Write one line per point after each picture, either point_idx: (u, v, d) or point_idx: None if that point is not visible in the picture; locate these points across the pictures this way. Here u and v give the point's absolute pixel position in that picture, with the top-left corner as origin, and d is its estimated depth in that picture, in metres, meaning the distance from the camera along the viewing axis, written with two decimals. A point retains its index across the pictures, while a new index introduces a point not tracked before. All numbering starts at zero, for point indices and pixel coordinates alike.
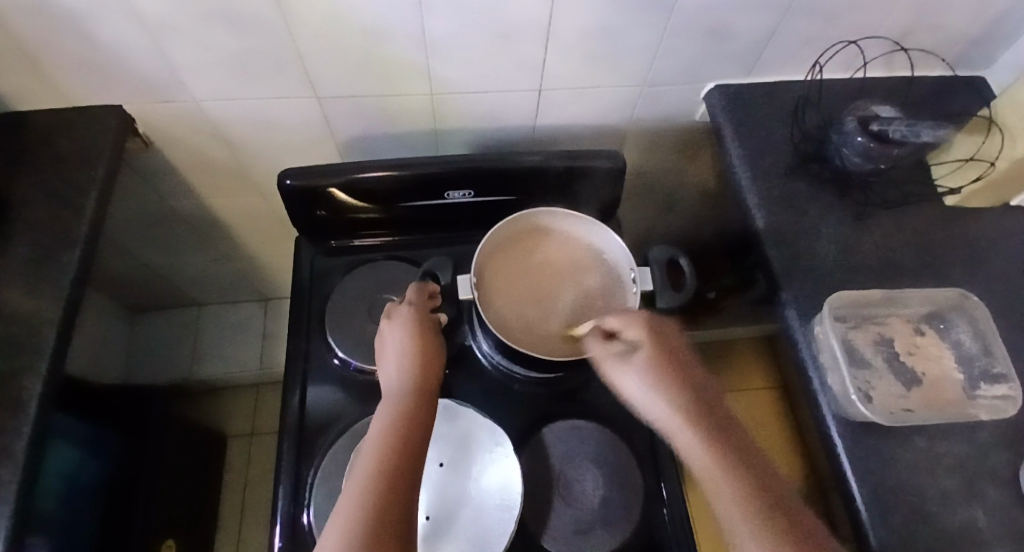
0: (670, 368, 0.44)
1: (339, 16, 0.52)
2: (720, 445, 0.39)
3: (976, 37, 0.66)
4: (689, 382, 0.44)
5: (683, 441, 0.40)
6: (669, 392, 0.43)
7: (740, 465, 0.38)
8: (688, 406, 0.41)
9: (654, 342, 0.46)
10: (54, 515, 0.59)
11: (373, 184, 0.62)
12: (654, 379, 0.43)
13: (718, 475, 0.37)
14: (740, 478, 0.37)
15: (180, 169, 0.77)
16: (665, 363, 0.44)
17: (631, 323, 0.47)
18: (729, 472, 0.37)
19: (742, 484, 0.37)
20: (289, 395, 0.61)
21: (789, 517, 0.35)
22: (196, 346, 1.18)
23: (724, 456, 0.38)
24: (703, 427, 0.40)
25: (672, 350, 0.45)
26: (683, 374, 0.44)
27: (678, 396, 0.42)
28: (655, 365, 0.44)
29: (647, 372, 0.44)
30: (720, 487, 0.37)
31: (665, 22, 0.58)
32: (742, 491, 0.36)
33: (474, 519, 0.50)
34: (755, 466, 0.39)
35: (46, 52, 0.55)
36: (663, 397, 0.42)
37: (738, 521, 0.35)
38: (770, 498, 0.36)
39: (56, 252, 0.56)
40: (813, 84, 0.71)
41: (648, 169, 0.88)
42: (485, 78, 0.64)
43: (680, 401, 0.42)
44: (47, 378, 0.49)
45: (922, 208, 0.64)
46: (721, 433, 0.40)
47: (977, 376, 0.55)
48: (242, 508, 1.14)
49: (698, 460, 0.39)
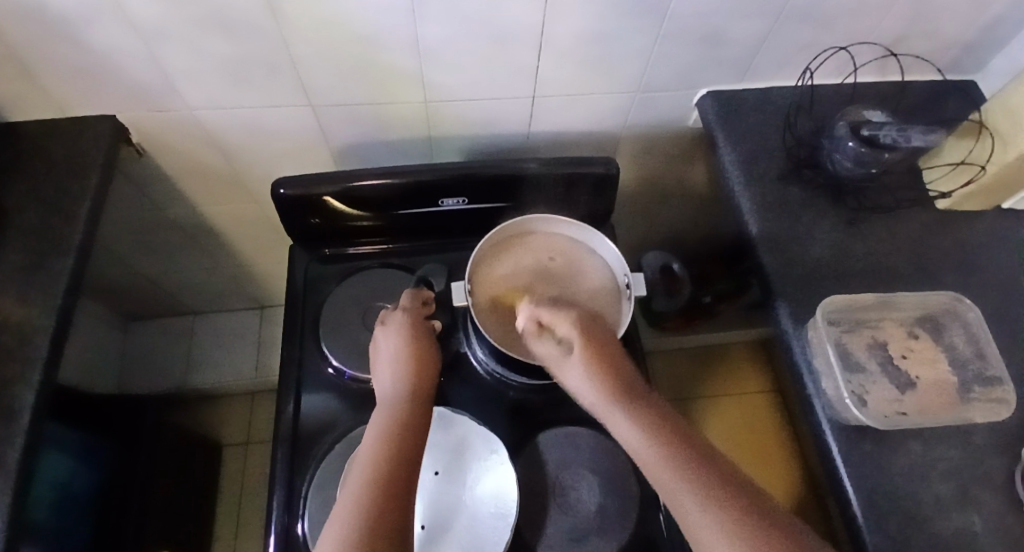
0: (600, 357, 0.43)
1: (333, 24, 0.53)
2: (654, 428, 0.37)
3: (965, 43, 0.67)
4: (620, 370, 0.42)
5: (620, 431, 0.39)
6: (601, 384, 0.41)
7: (677, 444, 0.36)
8: (617, 395, 0.40)
9: (580, 335, 0.45)
10: (47, 525, 0.58)
11: (367, 192, 0.62)
12: (586, 372, 0.42)
13: (655, 457, 0.35)
14: (676, 455, 0.35)
15: (175, 176, 0.76)
16: (595, 353, 0.43)
17: (558, 320, 0.46)
18: (667, 451, 0.35)
19: (678, 462, 0.34)
20: (283, 404, 0.60)
21: (737, 491, 0.33)
22: (191, 354, 1.18)
23: (659, 437, 0.36)
24: (635, 414, 0.39)
25: (600, 341, 0.44)
26: (614, 363, 0.43)
27: (607, 387, 0.41)
28: (585, 357, 0.43)
29: (579, 366, 0.43)
30: (658, 471, 0.35)
31: (658, 28, 0.58)
32: (680, 468, 0.34)
33: (469, 527, 0.50)
34: (696, 445, 0.36)
35: (39, 60, 0.55)
36: (594, 390, 0.41)
37: (685, 502, 0.32)
38: (712, 473, 0.34)
39: (49, 262, 0.56)
40: (805, 90, 0.72)
41: (642, 174, 0.88)
42: (479, 85, 0.64)
43: (612, 390, 0.40)
44: (39, 387, 0.49)
45: (914, 212, 0.64)
46: (654, 416, 0.38)
47: (971, 379, 0.55)
48: (237, 517, 1.13)
49: (637, 447, 0.37)
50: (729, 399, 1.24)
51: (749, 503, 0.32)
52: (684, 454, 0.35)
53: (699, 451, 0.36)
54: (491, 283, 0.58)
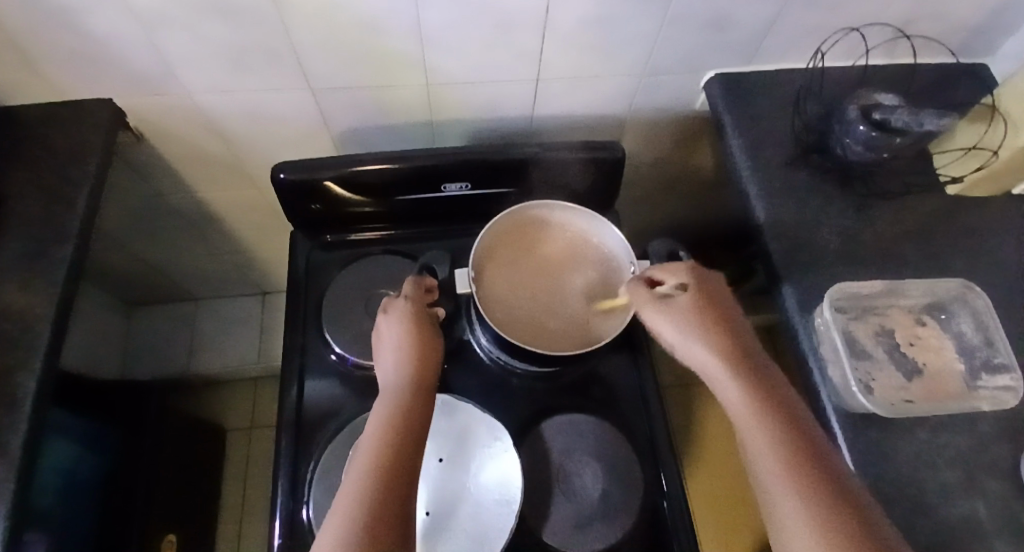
0: (710, 314, 0.44)
1: (332, 7, 0.51)
2: (759, 388, 0.39)
3: (980, 24, 0.65)
4: (731, 329, 0.43)
5: (719, 381, 0.40)
6: (708, 336, 0.43)
7: (776, 407, 0.37)
8: (725, 350, 0.41)
9: (697, 290, 0.46)
10: (52, 511, 0.59)
11: (368, 178, 0.61)
12: (687, 319, 0.44)
13: (751, 413, 0.37)
14: (773, 418, 0.36)
15: (173, 162, 0.76)
16: (708, 310, 0.44)
17: (673, 272, 0.48)
18: (761, 405, 0.37)
19: (775, 422, 0.36)
20: (287, 390, 0.60)
21: (821, 457, 0.34)
22: (193, 341, 1.18)
23: (761, 397, 0.38)
24: (741, 368, 0.40)
25: (716, 299, 0.45)
26: (721, 317, 0.44)
27: (716, 339, 0.42)
28: (696, 310, 0.44)
29: (685, 315, 0.44)
30: (751, 426, 0.37)
31: (665, 10, 0.57)
32: (774, 430, 0.36)
33: (474, 514, 0.50)
34: (794, 411, 0.38)
35: (32, 44, 0.54)
36: (698, 338, 0.43)
37: (769, 459, 0.34)
38: (802, 438, 0.36)
39: (47, 250, 0.55)
40: (815, 73, 0.70)
41: (647, 160, 0.87)
42: (482, 69, 0.63)
43: (719, 343, 0.42)
44: (41, 375, 0.49)
45: (923, 198, 0.63)
46: (759, 376, 0.40)
47: (978, 367, 0.54)
48: (243, 502, 1.14)
49: (734, 400, 0.39)
50: None
51: (831, 473, 0.34)
52: (780, 420, 0.36)
53: (794, 418, 0.37)
54: (513, 240, 0.59)
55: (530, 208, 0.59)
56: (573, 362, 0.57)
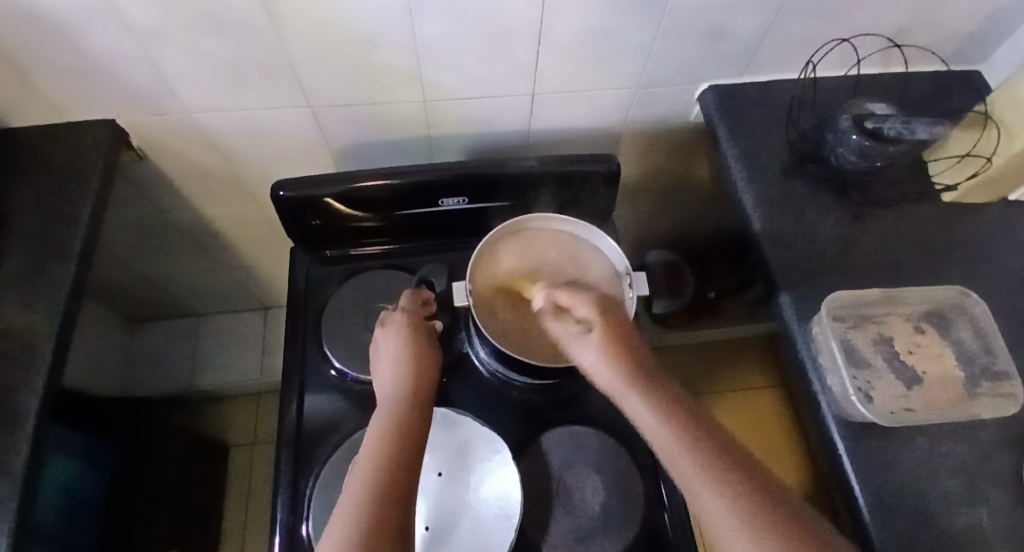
0: (618, 341, 0.46)
1: (329, 24, 0.52)
2: (668, 408, 0.40)
3: (970, 33, 0.66)
4: (636, 354, 0.45)
5: (634, 409, 0.42)
6: (618, 366, 0.44)
7: (688, 423, 0.39)
8: (636, 379, 0.43)
9: (602, 319, 0.47)
10: (54, 529, 0.59)
11: (366, 194, 0.62)
12: (598, 350, 0.45)
13: (668, 435, 0.38)
14: (686, 433, 0.38)
15: (175, 179, 0.76)
16: (615, 337, 0.46)
17: (579, 301, 0.49)
18: (672, 422, 0.39)
19: (691, 439, 0.38)
20: (286, 405, 0.60)
21: (736, 465, 0.36)
22: (196, 355, 1.18)
23: (673, 416, 0.40)
24: (651, 393, 0.42)
25: (618, 326, 0.47)
26: (625, 342, 0.46)
27: (625, 368, 0.44)
28: (606, 340, 0.45)
29: (597, 347, 0.45)
30: (670, 447, 0.38)
31: (659, 22, 0.58)
32: (689, 445, 0.37)
33: (474, 528, 0.50)
34: (706, 422, 0.40)
35: (37, 64, 0.55)
36: (613, 370, 0.44)
37: (694, 478, 0.36)
38: (719, 449, 0.37)
39: (50, 268, 0.56)
40: (808, 83, 0.71)
41: (644, 171, 0.88)
42: (478, 84, 0.64)
43: (627, 372, 0.43)
44: (42, 393, 0.49)
45: (919, 206, 0.64)
46: (667, 396, 0.42)
47: (978, 374, 0.54)
48: (245, 518, 1.14)
49: (649, 424, 0.40)
50: (733, 395, 1.24)
51: (751, 478, 0.35)
52: (692, 432, 0.38)
53: (708, 429, 0.39)
54: (511, 246, 0.60)
55: (530, 225, 0.60)
56: (571, 375, 0.57)
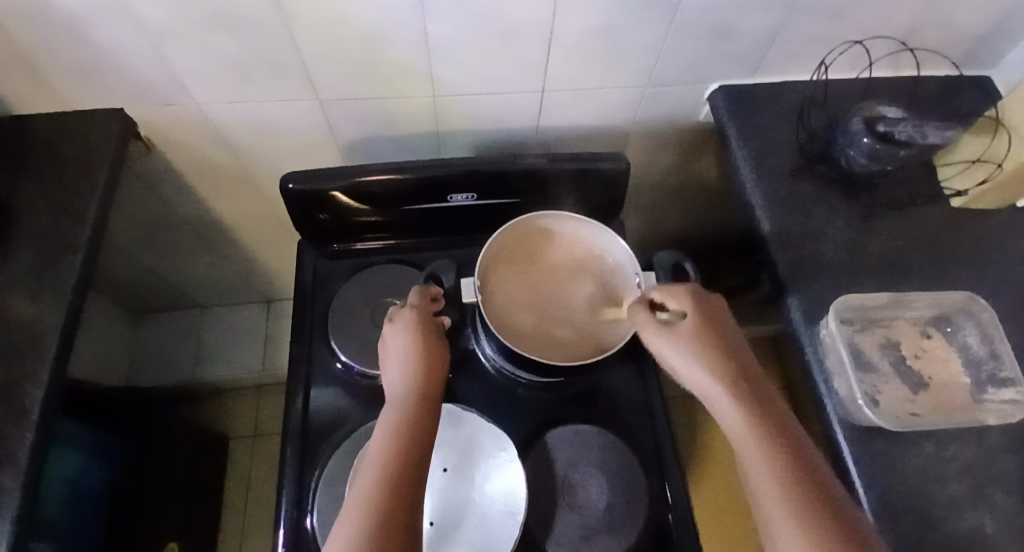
0: (712, 340, 0.45)
1: (339, 19, 0.52)
2: (757, 410, 0.39)
3: (982, 35, 0.65)
4: (731, 353, 0.44)
5: (720, 404, 0.41)
6: (710, 361, 0.43)
7: (775, 430, 0.37)
8: (727, 378, 0.42)
9: (699, 316, 0.46)
10: (59, 520, 0.59)
11: (375, 188, 0.62)
12: (691, 342, 0.44)
13: (751, 435, 0.37)
14: (774, 440, 0.37)
15: (181, 172, 0.76)
16: (709, 335, 0.45)
17: (675, 296, 0.48)
18: (759, 426, 0.38)
19: (777, 445, 0.36)
20: (292, 400, 0.60)
21: (816, 480, 0.34)
22: (198, 348, 1.18)
23: (761, 419, 0.38)
24: (741, 392, 0.40)
25: (717, 324, 0.46)
26: (722, 340, 0.45)
27: (717, 364, 0.43)
28: (698, 335, 0.45)
29: (688, 340, 0.45)
30: (751, 447, 0.37)
31: (670, 21, 0.57)
32: (773, 451, 0.36)
33: (479, 525, 0.50)
34: (793, 432, 0.38)
35: (44, 56, 0.55)
36: (701, 365, 0.43)
37: (769, 484, 0.34)
38: (799, 460, 0.36)
39: (58, 258, 0.56)
40: (819, 84, 0.71)
41: (651, 170, 0.88)
42: (487, 80, 0.64)
43: (719, 368, 0.42)
44: (49, 384, 0.49)
45: (928, 209, 0.63)
46: (760, 399, 0.40)
47: (984, 380, 0.54)
48: (246, 510, 1.14)
49: (734, 421, 0.39)
50: None
51: (827, 496, 0.33)
52: (780, 441, 0.37)
53: (794, 439, 0.37)
54: (518, 247, 0.60)
55: (552, 228, 0.60)
56: (577, 373, 0.57)
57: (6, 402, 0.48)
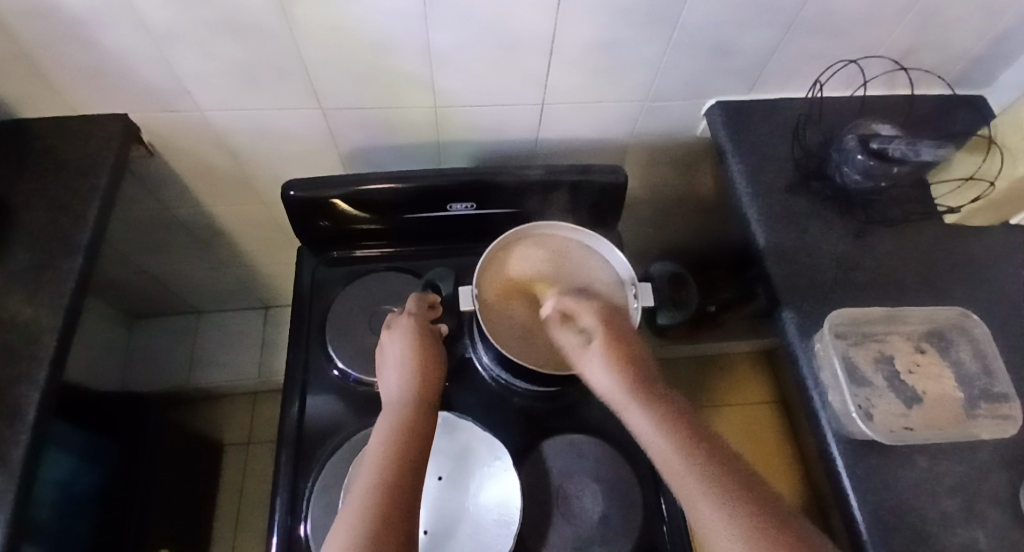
0: (622, 350, 0.44)
1: (342, 29, 0.53)
2: (671, 424, 0.38)
3: (975, 57, 0.67)
4: (636, 360, 0.44)
5: (634, 422, 0.40)
6: (620, 372, 0.43)
7: (699, 450, 0.36)
8: (634, 383, 0.42)
9: (602, 327, 0.47)
10: (49, 524, 0.58)
11: (375, 196, 0.63)
12: (603, 358, 0.44)
13: (674, 455, 0.36)
14: (702, 459, 0.35)
15: (183, 176, 0.77)
16: (616, 346, 0.45)
17: (584, 312, 0.49)
18: (682, 442, 0.37)
19: (700, 465, 0.35)
20: (288, 405, 0.60)
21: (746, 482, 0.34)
22: (194, 352, 1.18)
23: (681, 441, 0.37)
24: (656, 408, 0.39)
25: (621, 333, 0.46)
26: (628, 352, 0.45)
27: (625, 377, 0.42)
28: (605, 347, 0.45)
29: (598, 356, 0.45)
30: (675, 469, 0.35)
31: (669, 37, 0.58)
32: (706, 475, 0.34)
33: (473, 534, 0.50)
34: (716, 445, 0.37)
35: (51, 59, 0.55)
36: (613, 376, 0.43)
37: (723, 531, 0.31)
38: (731, 476, 0.34)
39: (58, 259, 0.56)
40: (815, 101, 0.72)
41: (649, 184, 0.89)
42: (488, 92, 0.65)
43: (628, 381, 0.42)
44: (45, 385, 0.49)
45: (922, 226, 0.64)
46: (676, 417, 0.39)
47: (977, 396, 0.55)
48: (237, 518, 1.13)
49: (653, 443, 0.38)
50: (732, 408, 1.23)
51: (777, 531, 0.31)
52: (709, 459, 0.35)
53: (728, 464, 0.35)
54: (517, 251, 0.60)
55: (548, 238, 0.61)
56: (573, 382, 0.57)
57: (1, 403, 0.48)
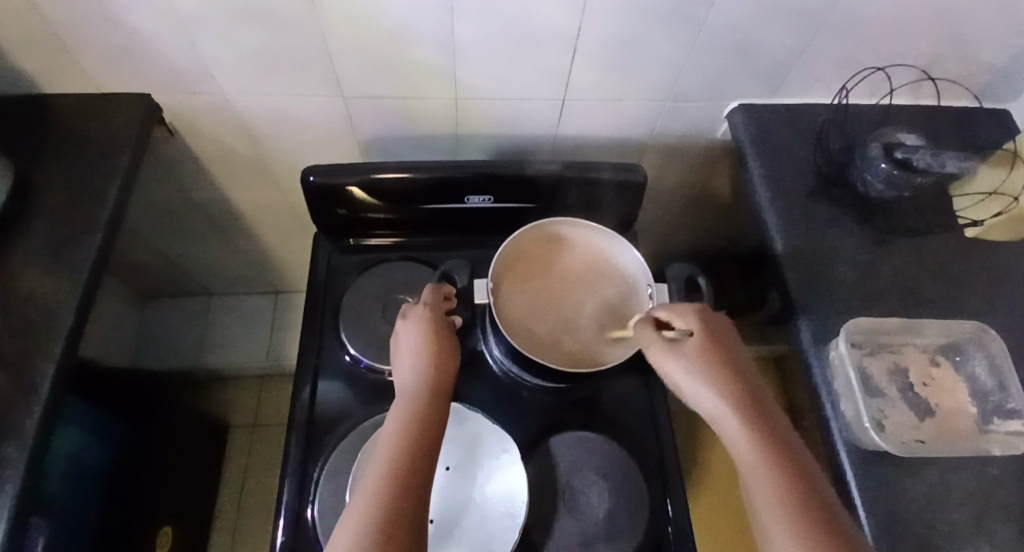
0: (717, 356, 0.44)
1: (367, 18, 0.53)
2: (764, 436, 0.38)
3: (1003, 69, 0.66)
4: (735, 369, 0.43)
5: (725, 427, 0.40)
6: (714, 377, 0.42)
7: (785, 463, 0.36)
8: (727, 389, 0.42)
9: (705, 334, 0.46)
10: (60, 495, 0.59)
11: (393, 185, 0.63)
12: (696, 361, 0.44)
13: (762, 464, 0.36)
14: (782, 472, 0.35)
15: (202, 159, 0.77)
16: (716, 356, 0.44)
17: (683, 314, 0.48)
18: (765, 450, 0.37)
19: (783, 477, 0.35)
20: (300, 389, 0.61)
21: (819, 503, 0.34)
22: (204, 334, 1.19)
23: (770, 452, 0.37)
24: (749, 418, 0.39)
25: (722, 339, 0.45)
26: (727, 359, 0.44)
27: (723, 385, 0.42)
28: (703, 354, 0.44)
29: (692, 360, 0.44)
30: (759, 476, 0.36)
31: (694, 37, 0.58)
32: (782, 485, 0.35)
33: (480, 525, 0.50)
34: (801, 459, 0.37)
35: (77, 37, 0.56)
36: (704, 380, 0.43)
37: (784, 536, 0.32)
38: (808, 491, 0.35)
39: (79, 234, 0.57)
40: (838, 108, 0.71)
41: (666, 184, 0.88)
42: (509, 86, 0.64)
43: (724, 388, 0.42)
44: (60, 360, 0.50)
45: (942, 238, 0.64)
46: (770, 430, 0.39)
47: (991, 411, 0.54)
48: (241, 499, 1.14)
49: (742, 448, 0.38)
50: None
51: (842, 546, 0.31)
52: (788, 474, 0.35)
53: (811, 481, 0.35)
54: (533, 251, 0.60)
55: (567, 238, 0.61)
56: (584, 379, 0.57)
57: (17, 375, 0.48)
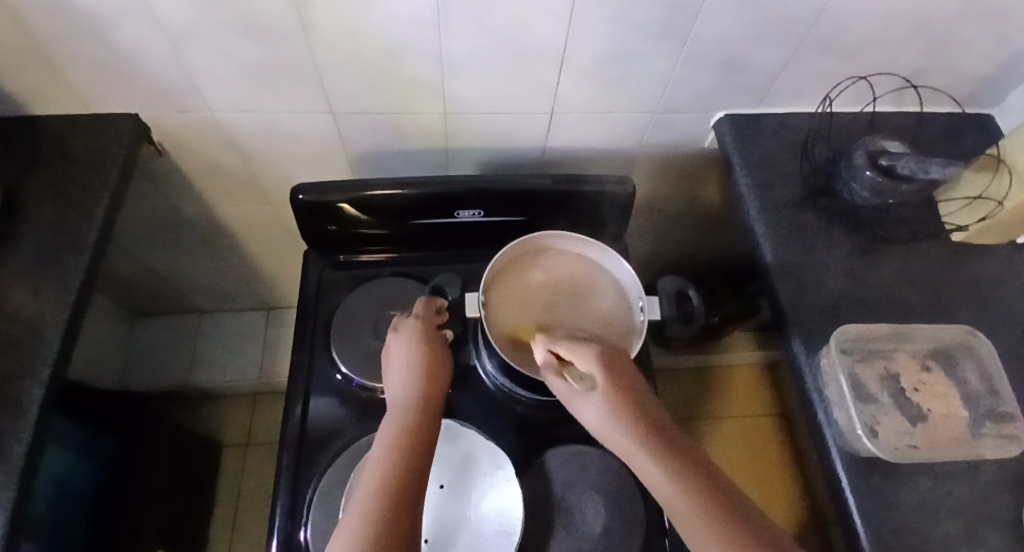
0: (625, 392, 0.40)
1: (358, 35, 0.53)
2: (679, 468, 0.34)
3: (984, 77, 0.67)
4: (641, 403, 0.39)
5: (640, 469, 0.36)
6: (620, 417, 0.38)
7: (712, 493, 0.32)
8: (634, 425, 0.37)
9: (604, 370, 0.42)
10: (45, 520, 0.58)
11: (383, 202, 0.63)
12: (602, 405, 0.39)
13: (687, 502, 0.32)
14: (709, 507, 0.32)
15: (191, 176, 0.77)
16: (621, 392, 0.40)
17: (582, 356, 0.44)
18: (688, 484, 0.33)
19: (710, 508, 0.31)
20: (291, 408, 0.60)
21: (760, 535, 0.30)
22: (195, 351, 1.18)
23: (693, 485, 0.33)
24: (658, 449, 0.35)
25: (624, 376, 0.42)
26: (633, 393, 0.40)
27: (629, 419, 0.37)
28: (608, 393, 0.40)
29: (602, 401, 0.39)
30: (687, 516, 0.32)
31: (680, 50, 0.59)
32: (716, 523, 0.31)
33: (473, 543, 0.50)
34: (721, 483, 0.34)
35: (65, 56, 0.56)
36: (611, 419, 0.38)
37: None
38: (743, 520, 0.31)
39: (62, 256, 0.56)
40: (823, 117, 0.72)
41: (656, 195, 0.89)
42: (498, 99, 0.65)
43: (633, 427, 0.37)
44: (48, 382, 0.49)
45: (928, 245, 0.64)
46: (685, 460, 0.35)
47: (982, 415, 0.54)
48: (234, 520, 1.12)
49: (661, 484, 0.34)
50: (731, 420, 1.22)
51: None
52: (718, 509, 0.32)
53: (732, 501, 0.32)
54: (527, 264, 0.60)
55: (612, 270, 0.60)
56: None
57: (3, 398, 0.47)
